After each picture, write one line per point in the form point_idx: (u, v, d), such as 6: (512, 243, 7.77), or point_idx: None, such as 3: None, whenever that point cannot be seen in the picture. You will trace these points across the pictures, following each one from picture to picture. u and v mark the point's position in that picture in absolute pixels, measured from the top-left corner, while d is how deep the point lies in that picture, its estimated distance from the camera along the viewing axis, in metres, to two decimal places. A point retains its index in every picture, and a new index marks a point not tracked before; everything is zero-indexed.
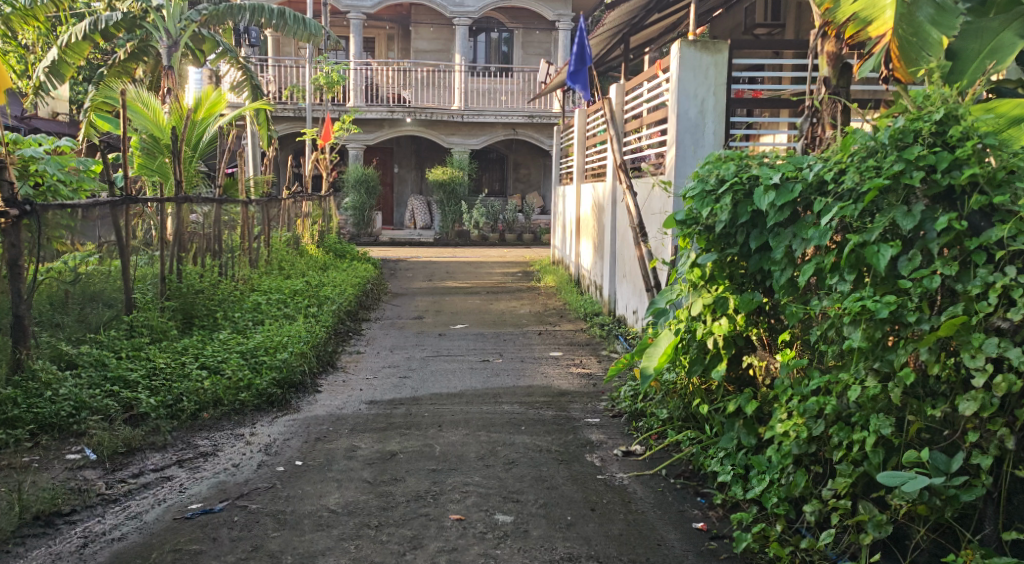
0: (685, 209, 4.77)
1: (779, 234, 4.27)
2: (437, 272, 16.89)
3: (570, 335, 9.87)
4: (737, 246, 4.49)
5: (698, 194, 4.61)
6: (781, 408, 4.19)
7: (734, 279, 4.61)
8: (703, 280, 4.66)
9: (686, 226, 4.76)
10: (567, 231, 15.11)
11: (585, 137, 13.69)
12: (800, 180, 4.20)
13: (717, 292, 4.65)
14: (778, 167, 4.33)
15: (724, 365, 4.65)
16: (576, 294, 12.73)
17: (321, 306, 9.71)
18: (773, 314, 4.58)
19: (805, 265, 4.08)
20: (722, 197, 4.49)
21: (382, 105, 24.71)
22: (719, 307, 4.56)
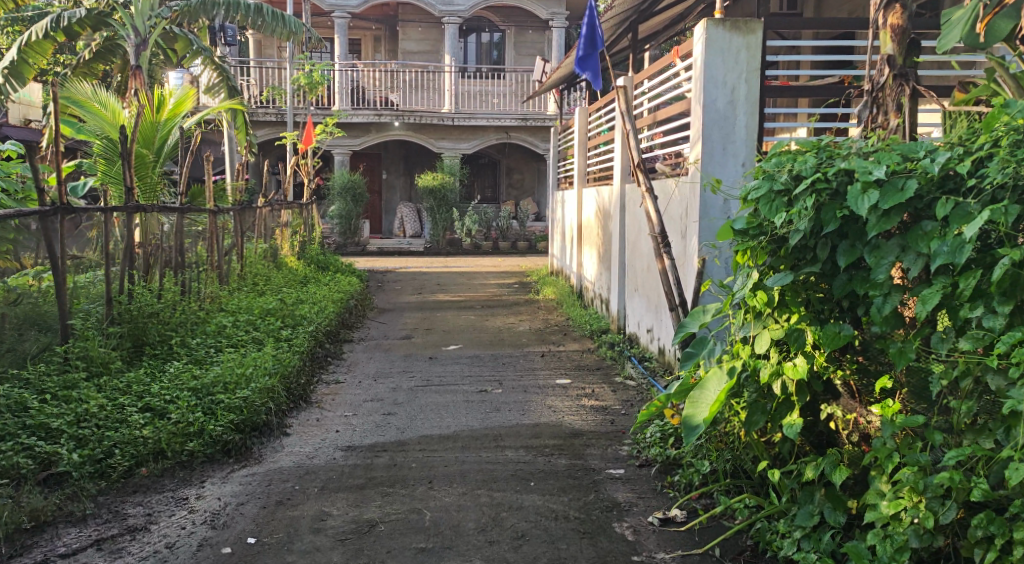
0: (745, 217, 4.10)
1: (880, 246, 3.67)
2: (427, 284, 15.81)
3: (576, 357, 8.81)
4: (819, 263, 3.82)
5: (765, 197, 3.97)
6: (881, 480, 3.61)
7: (810, 305, 3.92)
8: (771, 306, 4.00)
9: (747, 236, 4.09)
10: (568, 238, 14.05)
11: (587, 139, 12.68)
12: (914, 176, 3.60)
13: (788, 321, 3.98)
14: (877, 159, 3.72)
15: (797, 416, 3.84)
16: (579, 308, 11.66)
17: (297, 330, 8.60)
18: (862, 352, 3.87)
19: (931, 290, 3.49)
20: (800, 199, 3.84)
21: (369, 109, 23.66)
22: (794, 343, 3.86)
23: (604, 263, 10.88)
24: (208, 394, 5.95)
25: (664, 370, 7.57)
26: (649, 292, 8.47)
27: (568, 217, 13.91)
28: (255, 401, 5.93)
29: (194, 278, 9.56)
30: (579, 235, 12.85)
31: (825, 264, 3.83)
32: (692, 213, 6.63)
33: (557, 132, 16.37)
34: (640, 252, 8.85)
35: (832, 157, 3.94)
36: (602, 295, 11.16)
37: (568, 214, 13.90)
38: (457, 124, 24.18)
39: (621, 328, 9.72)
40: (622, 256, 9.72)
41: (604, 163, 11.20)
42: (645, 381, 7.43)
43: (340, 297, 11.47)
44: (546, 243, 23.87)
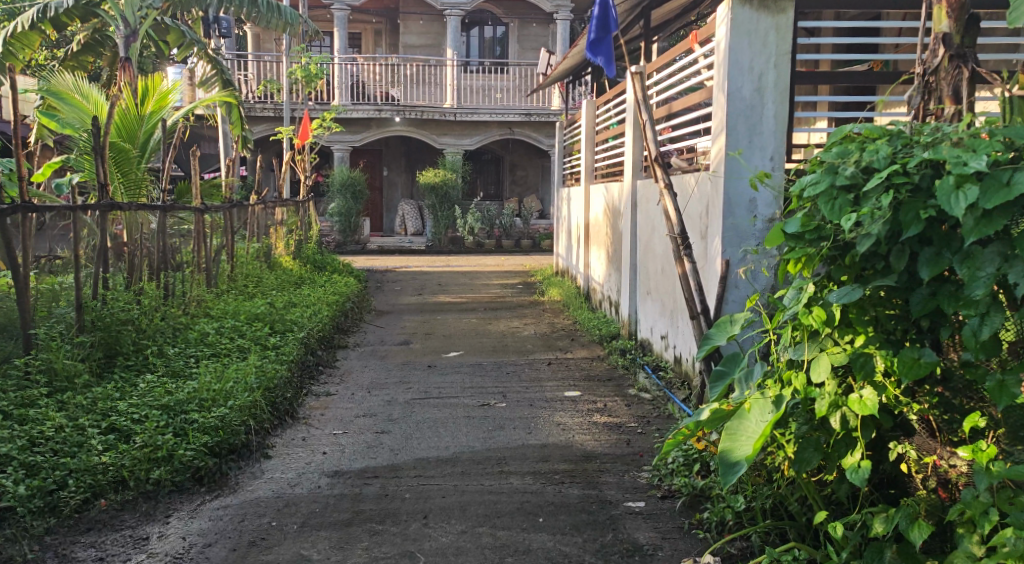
0: (797, 219, 3.77)
1: (974, 253, 3.32)
2: (427, 285, 15.22)
3: (585, 365, 8.23)
4: (894, 275, 3.49)
5: (823, 196, 3.64)
6: (975, 539, 3.29)
7: (879, 325, 3.60)
8: (829, 325, 3.62)
9: (799, 244, 3.77)
10: (574, 237, 13.45)
11: (594, 134, 12.09)
12: (1014, 171, 3.25)
13: (852, 342, 3.63)
14: (966, 148, 3.39)
15: (859, 453, 3.53)
16: (587, 311, 11.07)
17: (286, 336, 8.02)
18: (944, 380, 3.60)
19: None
20: (872, 199, 3.50)
21: (369, 104, 23.08)
22: (861, 370, 3.53)
23: (614, 264, 10.31)
24: (182, 412, 5.38)
25: (682, 381, 7.01)
26: (664, 296, 7.91)
27: (575, 214, 13.32)
28: (233, 421, 5.36)
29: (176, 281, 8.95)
30: (586, 234, 12.27)
31: (903, 276, 3.51)
32: (716, 213, 6.03)
33: (562, 127, 15.76)
34: (654, 253, 8.28)
35: (909, 148, 3.61)
36: (611, 298, 10.59)
37: (575, 211, 13.31)
38: (459, 119, 23.60)
39: (632, 333, 9.15)
40: (633, 257, 9.15)
41: (614, 158, 10.63)
42: (661, 394, 6.86)
43: (335, 299, 10.87)
44: (550, 241, 23.29)
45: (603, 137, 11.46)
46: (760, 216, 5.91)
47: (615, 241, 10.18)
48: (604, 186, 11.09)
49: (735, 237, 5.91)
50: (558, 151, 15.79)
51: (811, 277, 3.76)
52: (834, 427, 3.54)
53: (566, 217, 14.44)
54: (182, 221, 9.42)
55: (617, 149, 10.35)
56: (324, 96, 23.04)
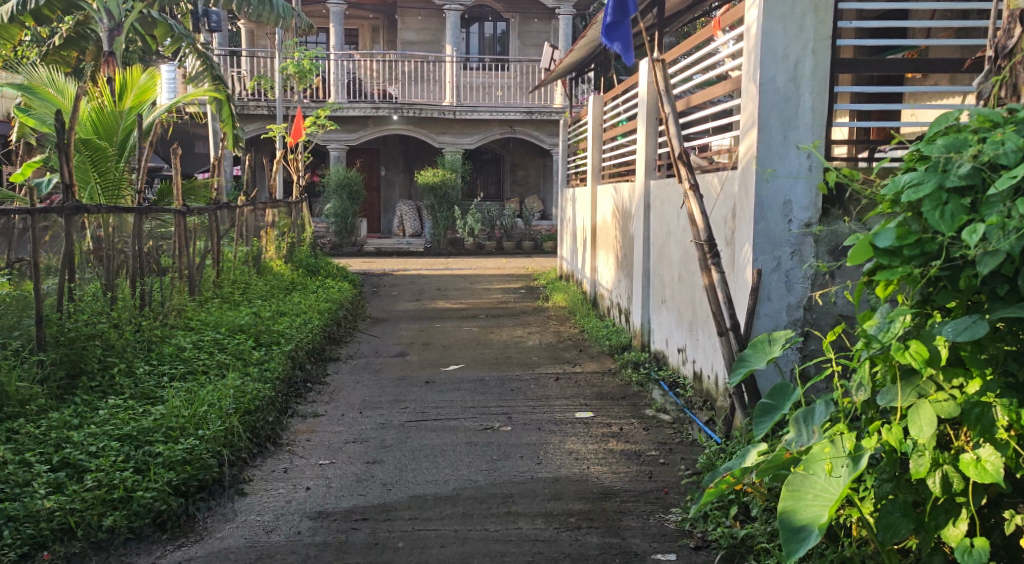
0: (892, 231, 3.40)
1: None
2: (426, 290, 14.61)
3: (596, 380, 7.62)
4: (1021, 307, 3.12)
5: (935, 208, 3.27)
6: None
7: (996, 366, 3.24)
8: (936, 366, 3.28)
9: (893, 264, 3.41)
10: (579, 240, 12.85)
11: (602, 132, 11.47)
12: None
13: (961, 386, 3.29)
14: None
15: (967, 520, 3.22)
16: (594, 320, 10.46)
17: (270, 351, 7.39)
18: None
19: None
20: (1000, 217, 3.14)
21: (366, 101, 22.44)
22: (974, 424, 3.20)
23: (625, 270, 9.69)
24: (146, 444, 4.77)
25: (704, 401, 6.39)
26: (682, 307, 7.30)
27: (581, 216, 12.71)
28: (203, 455, 4.75)
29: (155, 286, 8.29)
30: (592, 237, 11.65)
31: None
32: (746, 217, 5.39)
33: (566, 125, 15.14)
34: (672, 260, 7.67)
35: None
36: (620, 305, 9.98)
37: (581, 213, 12.69)
38: (459, 117, 22.98)
39: (645, 345, 8.51)
40: (647, 263, 8.53)
41: (626, 158, 10.01)
42: (683, 415, 6.24)
43: (327, 307, 10.25)
44: (552, 242, 22.67)
45: (611, 135, 10.84)
46: (796, 220, 5.26)
47: (626, 245, 9.56)
48: (613, 187, 10.50)
49: (768, 244, 5.27)
50: (561, 150, 15.16)
51: (908, 307, 3.42)
52: (937, 489, 3.23)
53: (571, 220, 13.82)
54: (157, 222, 8.77)
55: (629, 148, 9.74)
56: (319, 94, 22.45)
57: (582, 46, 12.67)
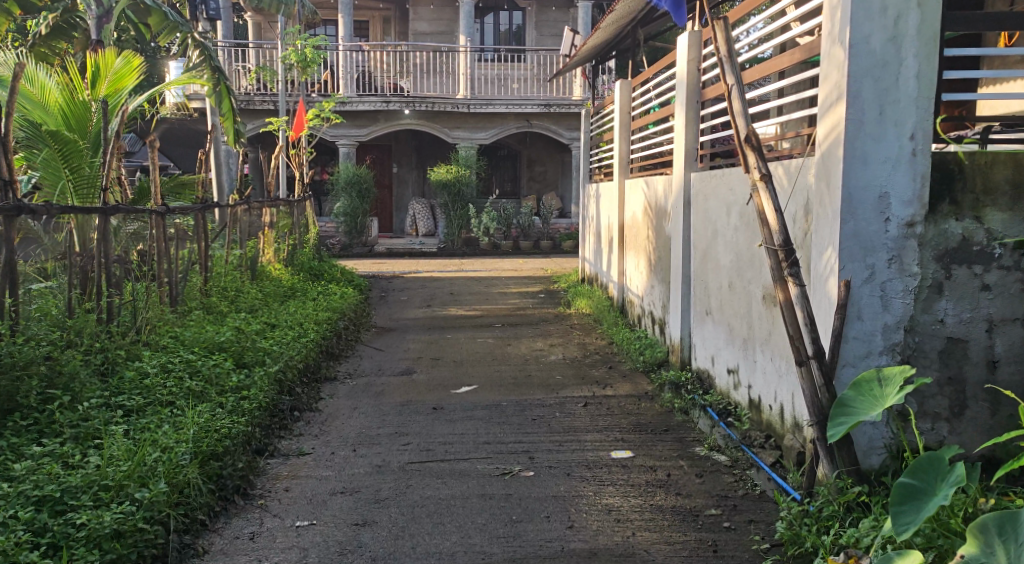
0: None
1: None
2: (437, 294, 13.55)
3: (630, 405, 6.55)
4: None
5: None
6: None
7: None
8: None
9: None
10: (604, 241, 11.76)
11: (630, 121, 10.41)
12: None
13: None
14: None
15: None
16: (623, 329, 9.39)
17: (253, 374, 6.34)
18: None
19: None
20: None
21: (376, 95, 21.45)
22: None
23: (658, 273, 8.64)
24: (69, 511, 3.77)
25: (765, 436, 5.32)
26: (734, 320, 6.24)
27: (606, 215, 11.66)
28: (140, 525, 3.75)
29: (132, 297, 7.26)
30: (618, 237, 10.60)
31: None
32: (828, 215, 4.30)
33: (588, 115, 14.03)
34: (720, 264, 6.60)
35: None
36: (652, 313, 8.92)
37: (606, 212, 11.63)
38: (473, 112, 21.92)
39: (683, 360, 7.46)
40: (685, 266, 7.47)
41: (663, 147, 8.95)
42: (742, 454, 5.19)
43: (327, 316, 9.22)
44: (571, 242, 21.56)
45: (642, 124, 9.77)
46: (895, 218, 4.15)
47: (660, 246, 8.50)
48: (642, 181, 9.42)
49: (858, 249, 4.18)
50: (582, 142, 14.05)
51: None
52: None
53: (594, 219, 12.76)
54: (120, 221, 7.73)
55: (666, 136, 8.69)
56: (327, 88, 21.50)
57: (605, 28, 11.57)
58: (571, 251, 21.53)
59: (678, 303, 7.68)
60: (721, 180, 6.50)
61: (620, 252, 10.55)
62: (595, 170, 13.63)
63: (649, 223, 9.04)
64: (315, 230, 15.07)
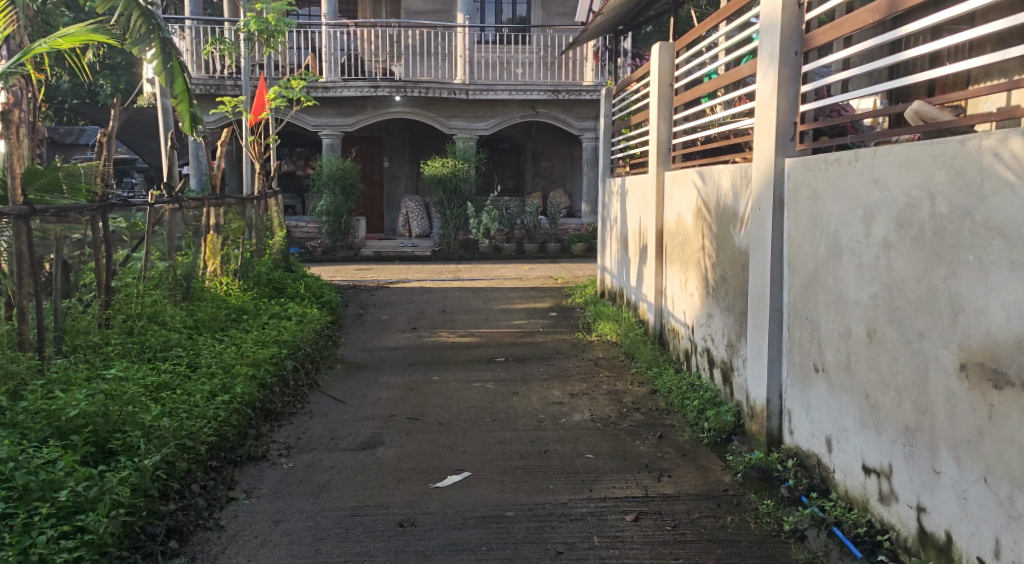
0: None
1: None
2: (426, 313, 11.20)
3: (710, 524, 4.24)
4: None
5: None
6: None
7: None
8: None
9: None
10: (634, 249, 9.42)
11: (673, 95, 8.07)
12: None
13: None
14: None
15: None
16: (669, 374, 7.07)
17: (107, 477, 3.98)
18: None
19: None
20: None
21: (363, 79, 19.22)
22: None
23: (721, 296, 6.34)
24: None
25: None
26: (876, 389, 3.93)
27: (636, 215, 9.33)
28: None
29: None
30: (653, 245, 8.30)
31: None
32: None
33: (611, 95, 11.64)
34: (841, 295, 4.26)
35: None
36: (707, 349, 6.65)
37: (636, 210, 9.31)
38: (472, 98, 19.59)
39: (767, 429, 5.15)
40: (774, 296, 5.09)
41: (735, 126, 6.61)
42: None
43: (269, 354, 6.85)
44: (582, 245, 19.17)
45: (694, 97, 7.44)
46: None
47: (724, 260, 6.19)
48: (694, 172, 7.07)
49: None
50: (603, 127, 11.67)
51: None
52: None
53: (620, 221, 10.42)
54: None
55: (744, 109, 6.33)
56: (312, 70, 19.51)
57: None
58: (582, 255, 19.13)
59: (757, 344, 5.38)
60: (850, 166, 4.14)
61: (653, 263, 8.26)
62: (619, 161, 11.24)
63: (705, 227, 6.72)
64: (281, 234, 12.65)
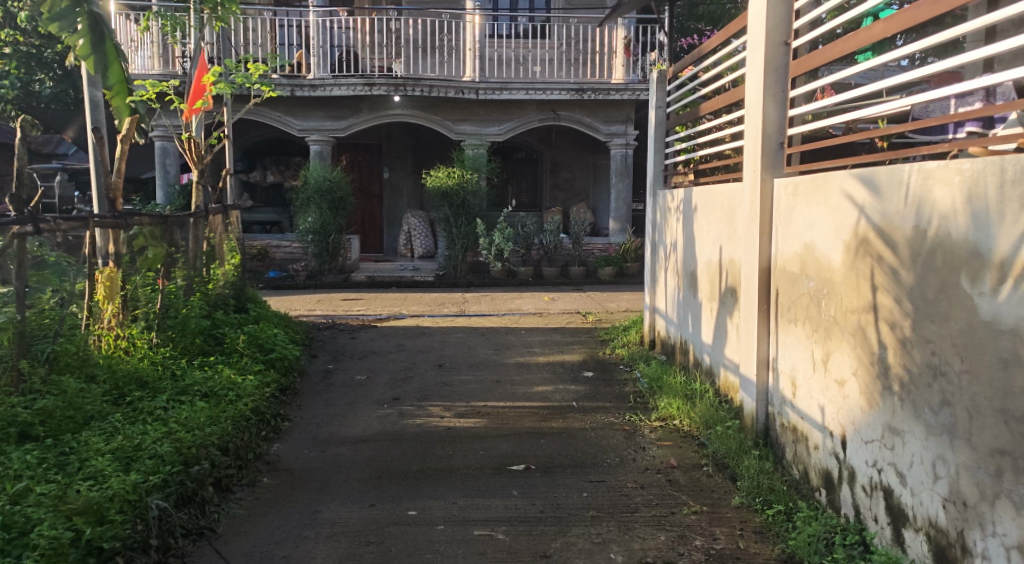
0: None
1: None
2: (416, 371, 8.31)
3: None
4: None
5: None
6: None
7: None
8: None
9: None
10: (712, 290, 6.58)
11: (791, 60, 5.20)
12: None
13: None
14: None
15: None
16: (809, 525, 4.21)
17: None
18: None
19: None
20: None
21: (356, 76, 16.44)
22: None
23: (920, 404, 3.60)
24: None
25: None
26: None
27: (714, 246, 6.46)
28: None
29: None
30: (748, 294, 5.48)
31: None
32: None
33: (664, 80, 8.72)
34: None
35: None
36: (885, 486, 3.83)
37: (715, 236, 6.45)
38: (483, 99, 16.78)
39: None
40: None
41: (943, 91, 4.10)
42: None
43: (121, 487, 4.09)
44: (611, 269, 16.24)
45: (851, 52, 4.58)
46: None
47: (938, 338, 3.51)
48: (845, 174, 4.19)
49: None
50: (653, 125, 8.75)
51: None
52: None
53: (684, 253, 7.51)
54: None
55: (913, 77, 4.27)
56: (303, 68, 16.82)
57: None
58: (610, 281, 16.21)
59: None
60: None
61: (749, 321, 5.42)
62: (680, 168, 8.35)
63: (870, 275, 3.92)
64: (233, 268, 9.82)
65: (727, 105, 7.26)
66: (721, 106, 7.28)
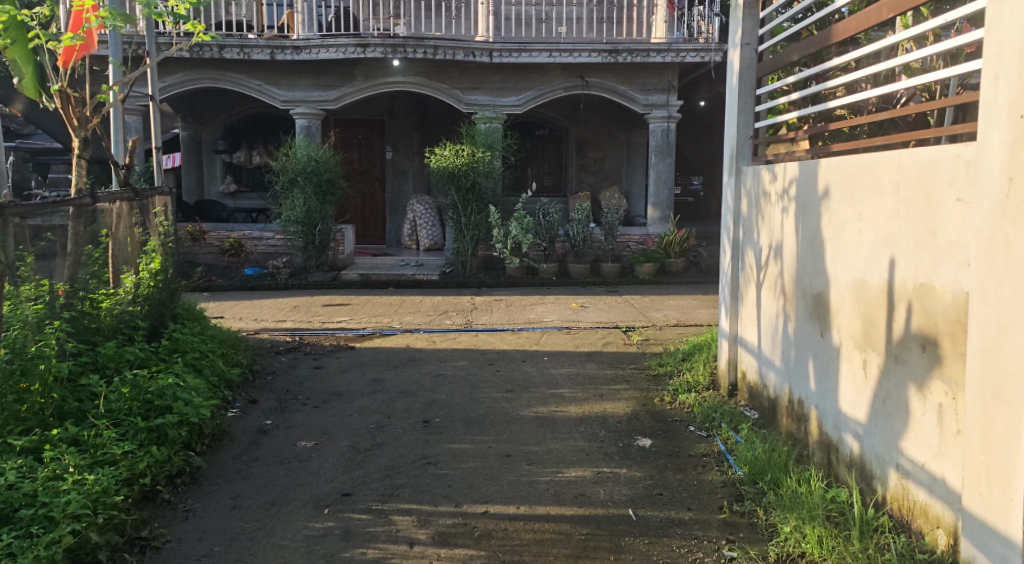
0: None
1: None
2: (389, 439, 5.57)
3: None
4: None
5: None
6: None
7: None
8: None
9: None
10: (866, 335, 3.91)
11: None
12: None
13: None
14: None
15: None
16: None
17: None
18: None
19: None
20: None
21: (348, 35, 13.41)
22: None
23: None
24: None
25: None
26: None
27: (876, 255, 3.84)
28: None
29: None
30: (976, 364, 3.14)
31: None
32: None
33: (754, 5, 5.95)
34: None
35: None
36: None
37: (879, 241, 3.79)
38: (498, 64, 13.88)
39: None
40: None
41: None
42: None
43: None
44: (650, 265, 13.41)
45: None
46: None
47: None
48: None
49: None
50: (736, 72, 5.99)
51: None
52: None
53: (799, 264, 4.81)
54: None
55: None
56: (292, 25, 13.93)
57: None
58: (649, 281, 13.41)
59: None
60: None
61: (974, 419, 3.13)
62: (790, 135, 5.50)
63: None
64: (150, 280, 7.19)
65: (898, 15, 4.42)
66: (889, 16, 4.49)
